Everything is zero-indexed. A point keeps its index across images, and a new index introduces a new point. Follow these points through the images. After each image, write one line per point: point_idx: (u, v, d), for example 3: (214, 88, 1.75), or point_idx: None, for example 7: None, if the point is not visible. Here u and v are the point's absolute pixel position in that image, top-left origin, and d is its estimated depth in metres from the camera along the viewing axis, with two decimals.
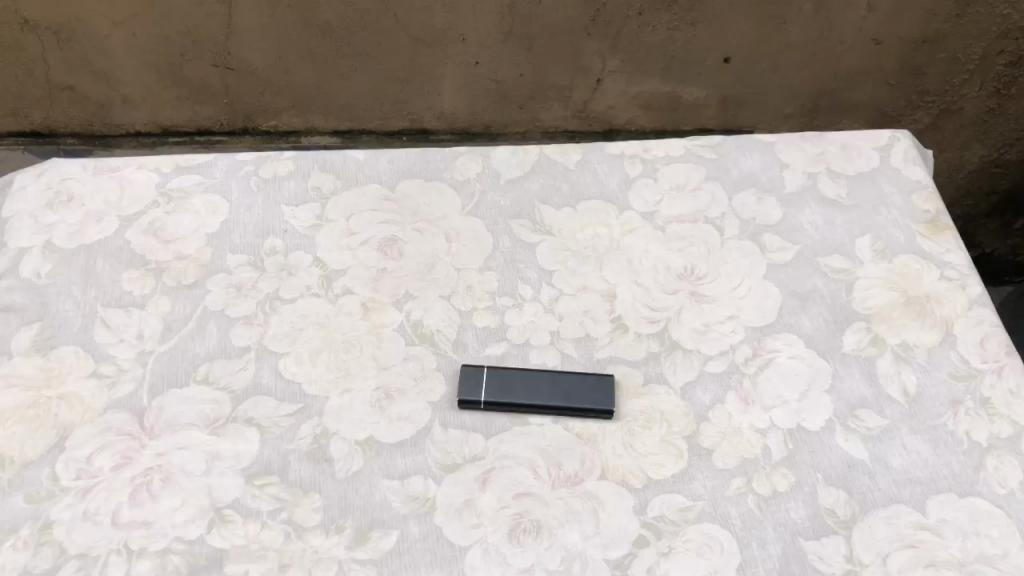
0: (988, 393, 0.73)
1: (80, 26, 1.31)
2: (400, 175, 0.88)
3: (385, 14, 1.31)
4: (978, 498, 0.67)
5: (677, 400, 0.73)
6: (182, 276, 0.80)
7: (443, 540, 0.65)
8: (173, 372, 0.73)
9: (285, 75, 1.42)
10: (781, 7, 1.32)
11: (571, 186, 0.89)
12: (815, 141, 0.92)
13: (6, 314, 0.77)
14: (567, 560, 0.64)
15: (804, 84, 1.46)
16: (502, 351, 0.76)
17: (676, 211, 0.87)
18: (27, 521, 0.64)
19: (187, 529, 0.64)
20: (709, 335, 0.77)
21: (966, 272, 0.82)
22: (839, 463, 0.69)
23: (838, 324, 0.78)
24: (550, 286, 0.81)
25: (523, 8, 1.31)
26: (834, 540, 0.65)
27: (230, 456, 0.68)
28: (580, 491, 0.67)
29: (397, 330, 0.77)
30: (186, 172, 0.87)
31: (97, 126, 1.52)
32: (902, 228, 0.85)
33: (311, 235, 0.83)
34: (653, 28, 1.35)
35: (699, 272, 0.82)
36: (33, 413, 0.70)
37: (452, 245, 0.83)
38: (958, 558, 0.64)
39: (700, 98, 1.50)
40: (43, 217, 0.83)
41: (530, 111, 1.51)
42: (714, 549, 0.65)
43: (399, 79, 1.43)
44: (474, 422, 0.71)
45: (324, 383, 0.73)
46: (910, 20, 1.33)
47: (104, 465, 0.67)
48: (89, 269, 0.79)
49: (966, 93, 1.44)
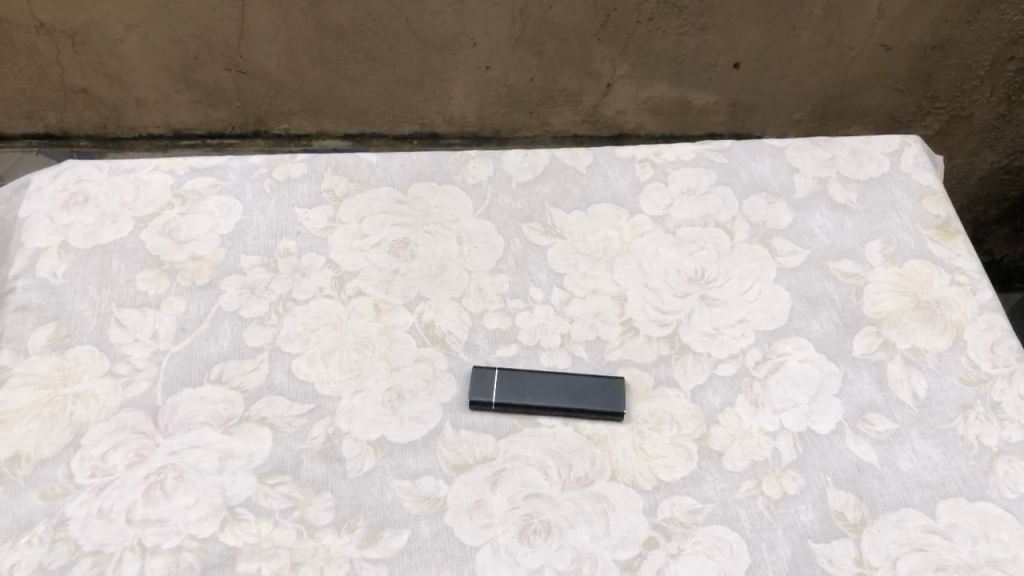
0: (998, 397, 0.73)
1: (94, 29, 1.33)
2: (412, 178, 0.89)
3: (397, 19, 1.32)
4: (988, 502, 0.67)
5: (687, 402, 0.73)
6: (195, 277, 0.80)
7: (453, 540, 0.65)
8: (186, 371, 0.74)
9: (297, 78, 1.43)
10: (792, 13, 1.32)
11: (581, 189, 0.89)
12: (825, 145, 0.93)
13: (22, 312, 0.77)
14: (577, 561, 0.64)
15: (814, 89, 1.47)
16: (512, 353, 0.77)
17: (686, 214, 0.87)
18: (43, 517, 0.65)
19: (200, 527, 0.65)
20: (719, 338, 0.77)
21: (976, 277, 0.82)
22: (849, 466, 0.69)
23: (847, 328, 0.78)
24: (560, 288, 0.81)
25: (534, 12, 1.31)
26: (842, 543, 0.65)
27: (243, 455, 0.69)
28: (590, 492, 0.68)
29: (408, 331, 0.78)
30: (200, 174, 0.88)
31: (110, 129, 1.53)
32: (912, 233, 0.85)
33: (324, 237, 0.84)
34: (664, 33, 1.36)
35: (708, 275, 0.82)
36: (48, 411, 0.71)
37: (463, 247, 0.84)
38: (967, 563, 0.64)
39: (710, 103, 1.50)
40: (59, 217, 0.84)
41: (540, 115, 1.52)
42: (723, 551, 0.65)
43: (410, 83, 1.44)
44: (484, 423, 0.72)
45: (335, 383, 0.74)
46: (921, 26, 1.33)
47: (118, 463, 0.68)
48: (104, 269, 0.80)
49: (976, 99, 1.44)
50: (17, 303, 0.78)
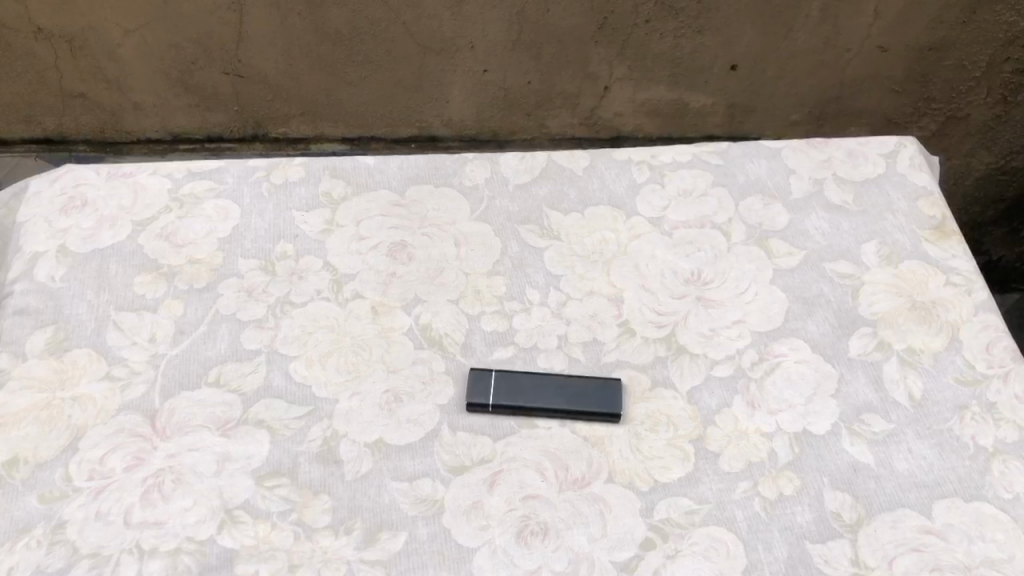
0: (994, 398, 0.73)
1: (93, 33, 1.33)
2: (410, 180, 0.90)
3: (395, 22, 1.32)
4: (985, 503, 0.67)
5: (684, 403, 0.74)
6: (193, 279, 0.81)
7: (451, 541, 0.65)
8: (185, 374, 0.74)
9: (295, 82, 1.43)
10: (789, 15, 1.33)
11: (578, 191, 0.89)
12: (822, 147, 0.93)
13: (20, 316, 0.78)
14: (574, 562, 0.64)
15: (811, 91, 1.47)
16: (510, 354, 0.77)
17: (683, 216, 0.87)
18: (41, 520, 0.65)
19: (198, 529, 0.65)
20: (716, 338, 0.77)
21: (972, 277, 0.82)
22: (845, 467, 0.69)
23: (844, 329, 0.78)
24: (557, 290, 0.81)
25: (532, 15, 1.32)
26: (839, 543, 0.65)
27: (241, 457, 0.69)
28: (588, 493, 0.68)
29: (406, 333, 0.78)
30: (198, 177, 0.89)
31: (109, 133, 1.54)
32: (908, 233, 0.85)
33: (322, 240, 0.84)
34: (661, 36, 1.36)
35: (705, 276, 0.82)
36: (47, 414, 0.71)
37: (461, 249, 0.84)
38: (964, 562, 0.65)
39: (707, 105, 1.51)
40: (58, 221, 0.84)
41: (538, 118, 1.52)
42: (720, 551, 0.65)
43: (408, 86, 1.44)
44: (482, 424, 0.72)
45: (334, 385, 0.74)
46: (917, 28, 1.34)
47: (117, 466, 0.68)
48: (102, 272, 0.81)
49: (972, 100, 1.43)
50: (16, 306, 0.78)
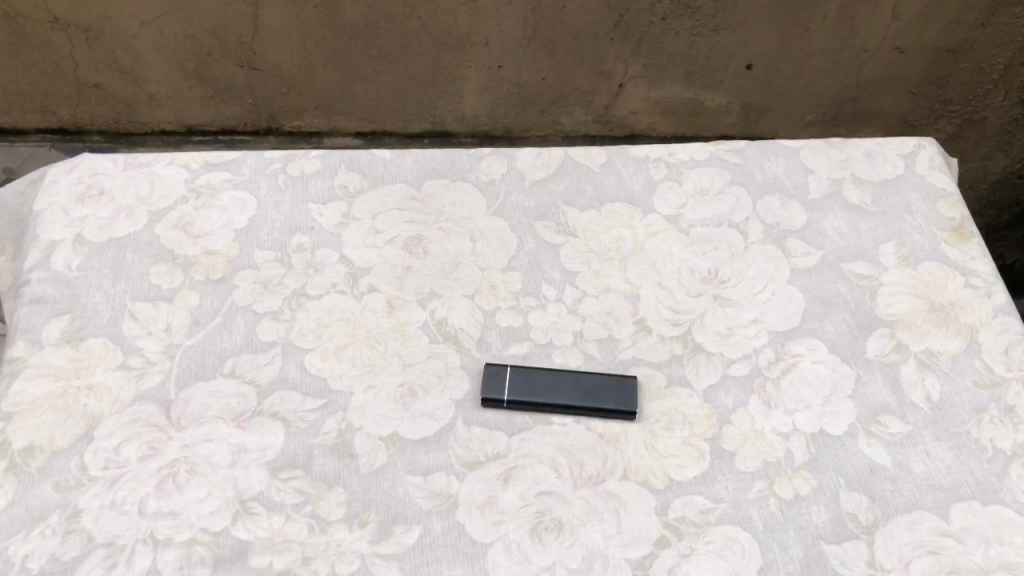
0: (1012, 401, 0.73)
1: (108, 24, 1.33)
2: (425, 175, 0.89)
3: (410, 16, 1.32)
4: (1002, 506, 0.67)
5: (699, 402, 0.73)
6: (210, 271, 0.81)
7: (465, 537, 0.65)
8: (200, 365, 0.74)
9: (309, 76, 1.43)
10: (805, 15, 1.32)
11: (595, 188, 0.89)
12: (840, 146, 0.92)
13: (37, 305, 0.78)
14: (589, 560, 0.64)
15: (827, 91, 1.47)
16: (525, 350, 0.77)
17: (700, 214, 0.87)
18: (56, 508, 0.65)
19: (212, 520, 0.65)
20: (731, 338, 0.77)
21: (991, 280, 0.82)
22: (862, 468, 0.69)
23: (860, 330, 0.78)
24: (573, 287, 0.81)
25: (548, 11, 1.31)
26: (855, 545, 0.65)
27: (255, 448, 0.69)
28: (601, 491, 0.68)
29: (421, 328, 0.78)
30: (215, 169, 0.88)
31: (123, 124, 1.54)
32: (927, 234, 0.85)
33: (337, 233, 0.84)
34: (676, 33, 1.36)
35: (722, 275, 0.82)
36: (62, 403, 0.71)
37: (476, 245, 0.84)
38: (980, 565, 0.64)
39: (722, 105, 1.50)
40: (74, 210, 0.84)
41: (551, 115, 1.52)
42: (734, 551, 0.65)
43: (422, 81, 1.44)
44: (497, 421, 0.72)
45: (349, 379, 0.74)
46: (935, 28, 1.34)
47: (132, 456, 0.68)
48: (118, 262, 0.81)
49: (990, 103, 1.43)
50: (32, 295, 0.78)
